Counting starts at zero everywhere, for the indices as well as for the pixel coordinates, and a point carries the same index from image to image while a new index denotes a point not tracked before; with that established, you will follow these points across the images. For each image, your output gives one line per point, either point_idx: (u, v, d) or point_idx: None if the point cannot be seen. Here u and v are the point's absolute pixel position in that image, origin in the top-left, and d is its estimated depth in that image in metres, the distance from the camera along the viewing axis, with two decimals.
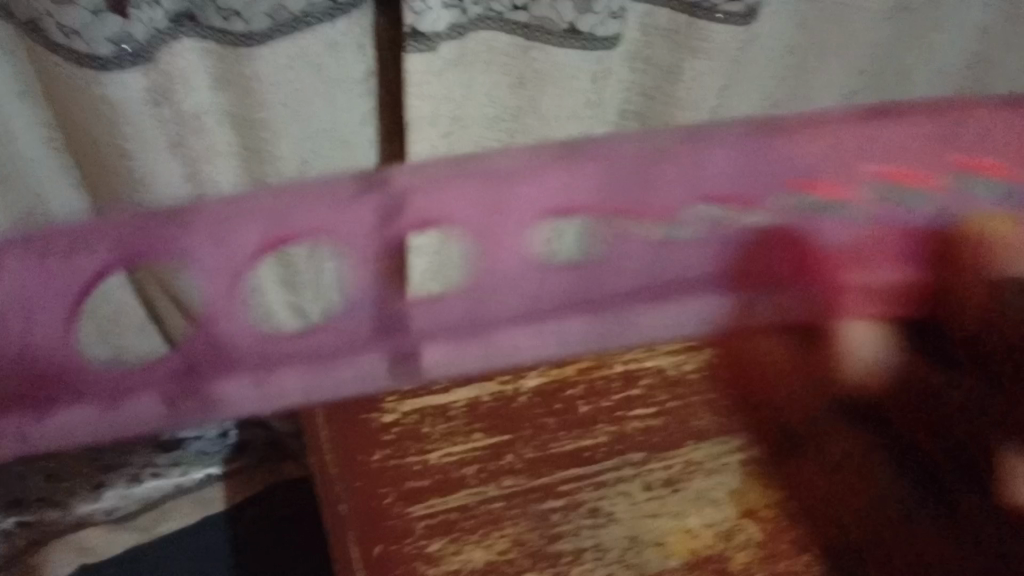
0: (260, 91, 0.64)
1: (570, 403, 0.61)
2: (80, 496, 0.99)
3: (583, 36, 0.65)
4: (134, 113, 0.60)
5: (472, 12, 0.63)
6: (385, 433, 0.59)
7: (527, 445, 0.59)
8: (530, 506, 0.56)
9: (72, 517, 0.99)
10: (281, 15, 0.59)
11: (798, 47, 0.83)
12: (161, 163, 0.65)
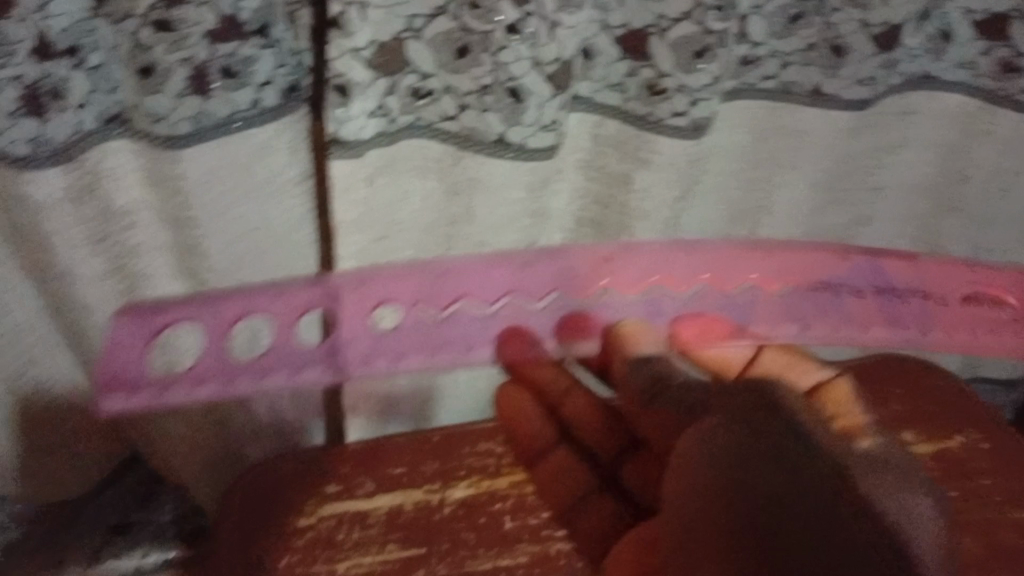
0: (188, 193, 0.65)
1: (474, 505, 0.70)
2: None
3: (515, 145, 0.66)
4: (55, 210, 0.63)
5: (397, 116, 0.65)
6: (298, 538, 0.67)
7: (437, 559, 0.66)
8: None
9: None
10: (207, 117, 0.61)
11: (749, 155, 0.84)
12: (82, 259, 0.68)
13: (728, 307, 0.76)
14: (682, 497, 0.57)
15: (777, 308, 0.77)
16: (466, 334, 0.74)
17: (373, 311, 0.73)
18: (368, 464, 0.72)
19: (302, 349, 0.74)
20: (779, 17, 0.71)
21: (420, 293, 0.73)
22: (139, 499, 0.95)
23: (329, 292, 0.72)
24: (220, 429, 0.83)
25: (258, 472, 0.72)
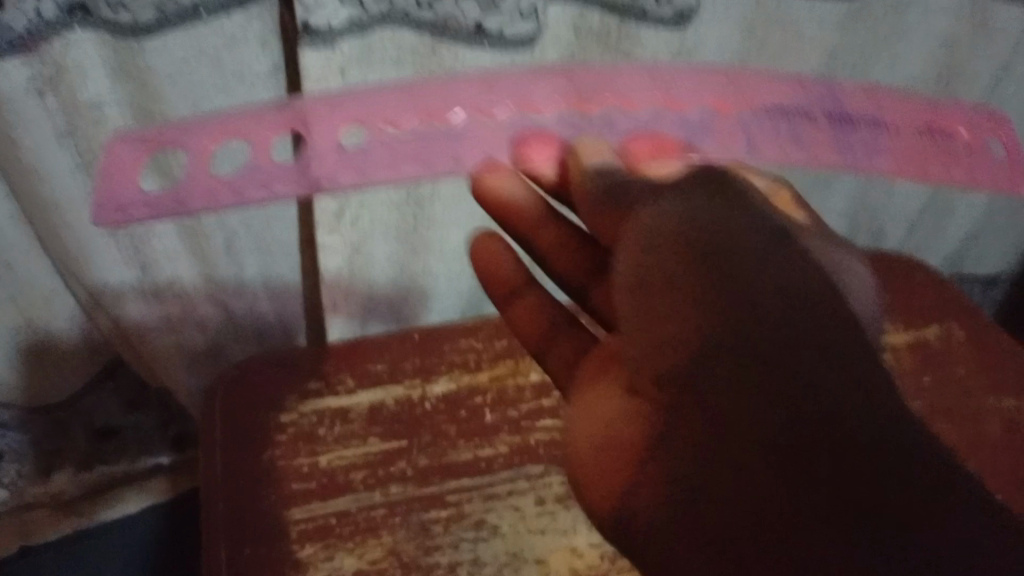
0: (157, 85, 0.64)
1: (454, 401, 0.70)
2: (22, 480, 0.94)
3: (494, 35, 0.65)
4: (23, 102, 0.62)
5: (371, 7, 0.63)
6: (281, 435, 0.67)
7: (418, 451, 0.66)
8: (416, 500, 0.63)
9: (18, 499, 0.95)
10: (171, 7, 0.59)
11: (738, 52, 0.81)
12: (53, 159, 0.66)
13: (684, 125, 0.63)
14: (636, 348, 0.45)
15: (736, 127, 0.64)
16: (410, 147, 0.60)
17: (340, 131, 0.61)
18: (349, 362, 0.73)
19: (287, 166, 0.60)
20: None
21: (375, 111, 0.62)
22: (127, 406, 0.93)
23: (302, 114, 0.62)
24: (205, 330, 0.83)
25: (238, 371, 0.72)
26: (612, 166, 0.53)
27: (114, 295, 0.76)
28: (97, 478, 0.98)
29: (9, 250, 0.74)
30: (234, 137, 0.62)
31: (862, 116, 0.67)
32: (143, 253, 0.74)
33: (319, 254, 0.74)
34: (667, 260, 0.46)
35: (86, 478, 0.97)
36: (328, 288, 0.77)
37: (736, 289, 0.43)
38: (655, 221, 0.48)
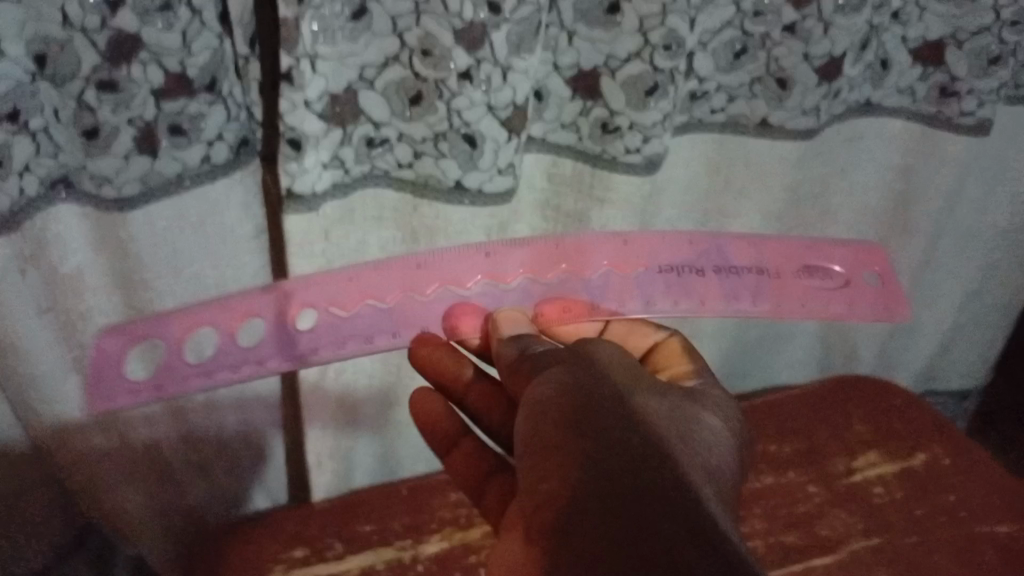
0: (137, 253, 0.64)
1: (449, 558, 0.68)
2: None
3: (474, 191, 0.66)
4: (4, 283, 0.61)
5: (353, 168, 0.64)
6: None
7: None
8: None
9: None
10: (156, 177, 0.59)
11: (701, 187, 0.85)
12: (32, 331, 0.64)
13: (583, 289, 0.67)
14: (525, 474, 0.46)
15: (632, 289, 0.68)
16: (362, 328, 0.64)
17: (295, 318, 0.65)
18: (336, 522, 0.70)
19: (295, 331, 0.65)
20: (724, 53, 0.72)
21: (331, 294, 0.66)
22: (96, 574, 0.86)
23: (284, 297, 0.66)
24: (178, 487, 0.81)
25: (220, 542, 0.69)
26: (526, 334, 0.59)
27: (87, 457, 0.74)
28: None
29: None
30: (252, 318, 0.66)
31: (746, 267, 0.72)
32: (119, 417, 0.73)
33: (303, 416, 0.73)
34: (557, 416, 0.47)
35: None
36: (312, 445, 0.76)
37: (611, 457, 0.43)
38: (553, 376, 0.50)
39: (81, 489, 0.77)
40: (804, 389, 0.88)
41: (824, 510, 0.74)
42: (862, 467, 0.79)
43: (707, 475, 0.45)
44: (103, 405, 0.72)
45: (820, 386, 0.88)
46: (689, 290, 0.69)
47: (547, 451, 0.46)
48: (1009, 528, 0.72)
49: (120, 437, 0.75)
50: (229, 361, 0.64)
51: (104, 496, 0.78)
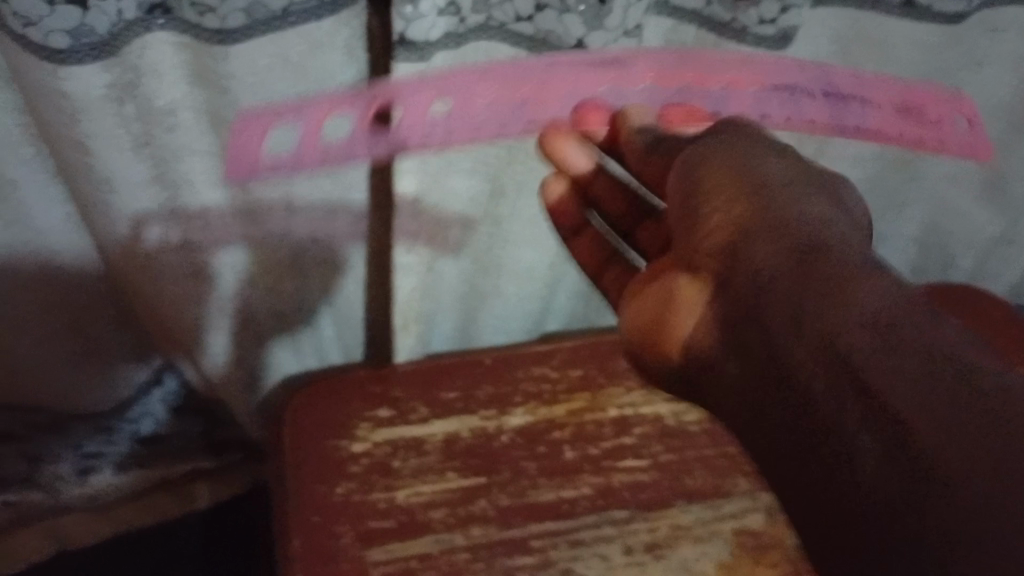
0: (236, 94, 0.60)
1: (538, 429, 0.67)
2: (58, 481, 0.90)
3: (592, 51, 0.61)
4: (100, 109, 0.58)
5: (467, 15, 0.58)
6: (354, 465, 0.64)
7: (501, 491, 0.63)
8: (493, 547, 0.59)
9: (54, 501, 0.91)
10: (260, 7, 0.54)
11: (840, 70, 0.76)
12: (123, 166, 0.63)
13: (707, 101, 0.65)
14: (705, 271, 0.47)
15: (753, 104, 0.65)
16: (490, 116, 0.60)
17: (428, 100, 0.59)
18: (419, 387, 0.69)
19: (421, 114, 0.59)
20: None
21: (468, 86, 0.61)
22: (171, 410, 0.91)
23: (388, 90, 0.59)
24: (259, 343, 0.80)
25: (307, 393, 0.68)
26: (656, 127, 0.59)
27: (176, 300, 0.73)
28: (135, 484, 0.94)
29: (58, 241, 0.72)
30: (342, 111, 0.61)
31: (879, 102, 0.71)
32: (209, 261, 0.71)
33: (393, 276, 0.70)
34: (733, 203, 0.48)
35: (124, 481, 0.93)
36: (400, 312, 0.73)
37: (774, 243, 0.45)
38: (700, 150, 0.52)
39: (165, 332, 0.77)
40: None
41: None
42: None
43: (850, 220, 0.48)
44: (193, 253, 0.69)
45: (922, 289, 0.82)
46: (805, 110, 0.67)
47: (689, 195, 0.50)
48: None
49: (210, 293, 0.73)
50: (315, 156, 0.60)
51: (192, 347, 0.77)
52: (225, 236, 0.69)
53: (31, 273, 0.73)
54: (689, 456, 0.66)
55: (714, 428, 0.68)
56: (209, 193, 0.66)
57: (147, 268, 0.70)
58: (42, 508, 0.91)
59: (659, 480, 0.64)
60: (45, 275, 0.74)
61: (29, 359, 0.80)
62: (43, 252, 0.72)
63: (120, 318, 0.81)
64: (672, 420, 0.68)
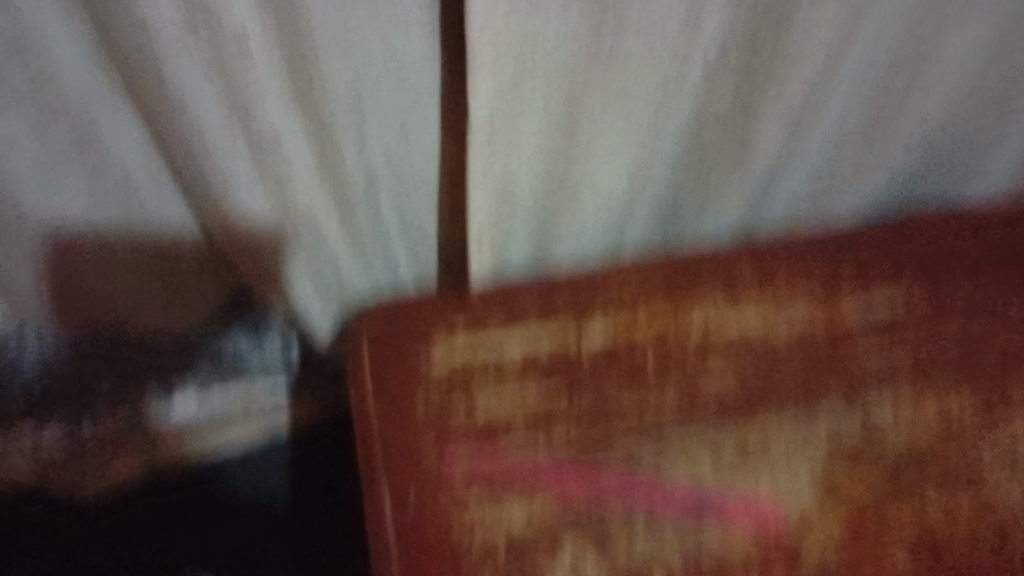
0: (305, 16, 0.58)
1: (627, 330, 0.63)
2: (143, 404, 0.85)
3: None
4: (171, 39, 0.55)
5: None
6: (434, 371, 0.61)
7: (582, 387, 0.61)
8: (575, 452, 0.58)
9: (139, 427, 0.85)
10: None
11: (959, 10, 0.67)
12: (208, 113, 0.61)
13: None
14: None
15: None
16: None
17: None
18: (494, 301, 0.64)
19: None
20: None
21: None
22: (254, 339, 0.87)
23: None
24: (335, 270, 0.78)
25: (380, 314, 0.63)
26: None
27: (247, 224, 0.71)
28: (217, 407, 0.87)
29: (135, 174, 0.72)
30: None
31: None
32: (283, 184, 0.68)
33: (470, 188, 0.67)
34: None
35: (207, 403, 0.86)
36: (474, 224, 0.70)
37: None
38: None
39: (246, 266, 0.77)
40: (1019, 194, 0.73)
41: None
42: None
43: None
44: (270, 183, 0.68)
45: None
46: None
47: None
48: None
49: (289, 220, 0.71)
50: None
51: (273, 279, 0.77)
52: (301, 172, 0.68)
53: (112, 201, 0.75)
54: (780, 366, 0.62)
55: (813, 334, 0.63)
56: (285, 129, 0.64)
57: (224, 199, 0.69)
58: (129, 435, 0.85)
59: (755, 393, 0.60)
60: (125, 205, 0.75)
61: (117, 289, 0.82)
62: (122, 185, 0.73)
63: (200, 257, 0.81)
64: (761, 338, 0.63)
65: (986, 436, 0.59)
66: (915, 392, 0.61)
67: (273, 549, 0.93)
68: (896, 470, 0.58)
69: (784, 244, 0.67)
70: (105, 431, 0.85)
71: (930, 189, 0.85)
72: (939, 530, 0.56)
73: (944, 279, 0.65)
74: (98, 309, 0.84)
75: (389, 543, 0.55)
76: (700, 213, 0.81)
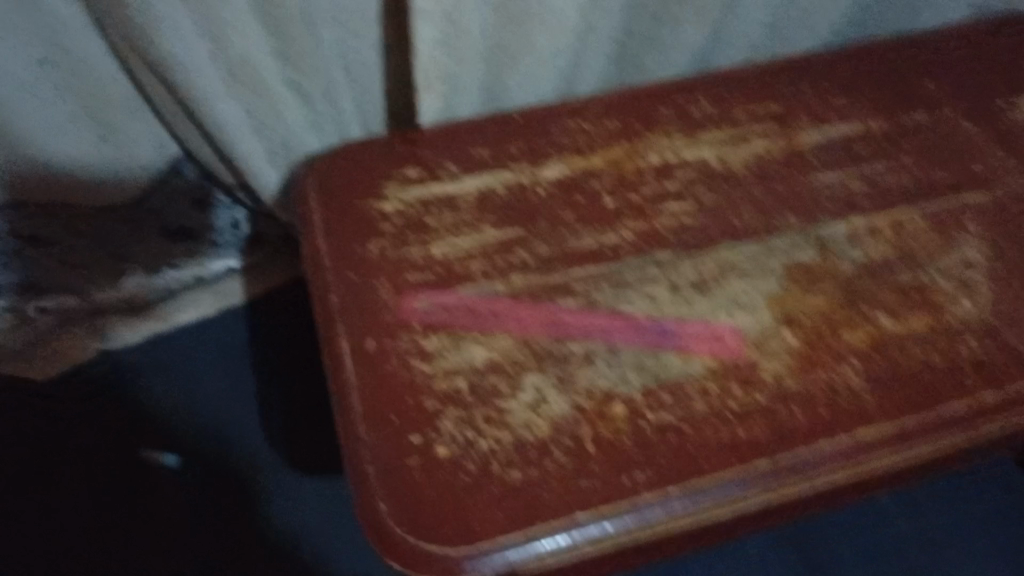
0: None
1: (578, 179, 0.63)
2: (119, 276, 0.90)
3: None
4: None
5: None
6: (387, 224, 0.61)
7: (537, 238, 0.61)
8: (533, 292, 0.58)
9: (123, 298, 0.91)
10: None
11: None
12: None
13: None
14: None
15: None
16: None
17: None
18: (449, 146, 0.65)
19: None
20: None
21: None
22: (194, 203, 0.90)
23: None
24: (282, 125, 0.75)
25: (334, 157, 0.65)
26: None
27: (186, 81, 0.68)
28: (183, 277, 0.92)
29: (59, 20, 0.68)
30: None
31: None
32: (217, 27, 0.65)
33: (413, 25, 0.65)
34: None
35: (176, 272, 0.92)
36: (421, 66, 0.68)
37: None
38: None
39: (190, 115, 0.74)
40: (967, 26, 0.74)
41: (976, 148, 0.65)
42: None
43: None
44: (203, 25, 0.65)
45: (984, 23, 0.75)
46: None
47: None
48: None
49: (230, 66, 0.69)
50: None
51: (217, 134, 0.73)
52: (235, 11, 0.65)
53: (40, 54, 0.70)
54: (734, 195, 0.62)
55: (757, 166, 0.64)
56: None
57: (159, 45, 0.65)
58: (116, 304, 0.91)
59: (707, 223, 0.61)
60: (53, 58, 0.71)
61: (57, 154, 0.79)
62: (47, 33, 0.69)
63: (139, 107, 0.78)
64: (716, 163, 0.64)
65: (938, 252, 0.59)
66: (868, 222, 0.61)
67: (240, 403, 0.89)
68: (848, 286, 0.58)
69: (728, 89, 0.68)
70: (86, 303, 0.90)
71: (893, 13, 0.84)
72: (909, 365, 0.54)
73: (891, 107, 0.67)
74: (38, 178, 0.81)
75: (352, 395, 0.53)
76: (659, 57, 0.79)
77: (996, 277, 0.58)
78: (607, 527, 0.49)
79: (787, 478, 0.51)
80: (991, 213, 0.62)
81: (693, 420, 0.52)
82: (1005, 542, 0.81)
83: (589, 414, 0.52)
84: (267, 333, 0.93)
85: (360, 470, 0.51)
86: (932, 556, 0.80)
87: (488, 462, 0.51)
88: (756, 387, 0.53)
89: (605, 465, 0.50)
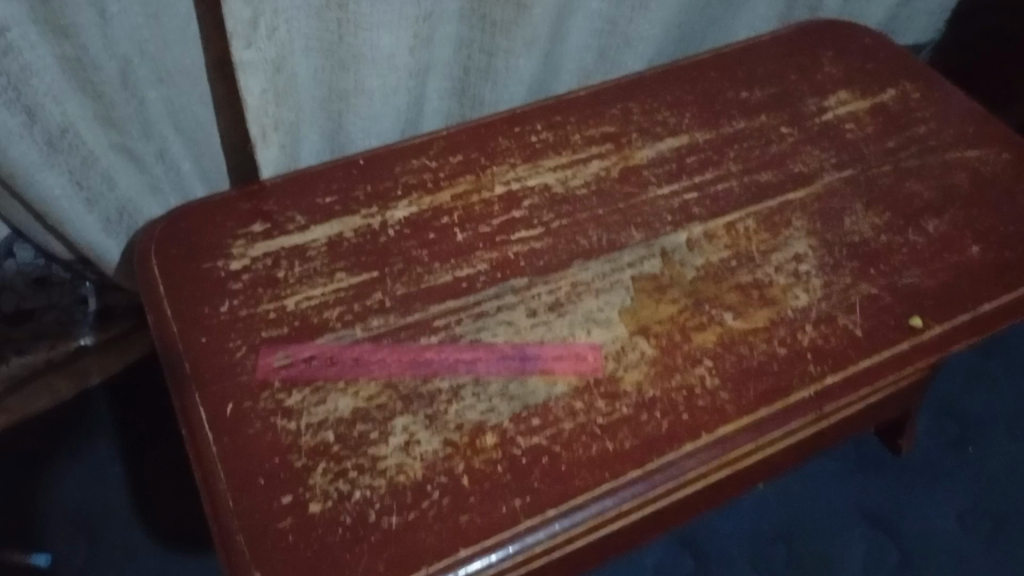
0: None
1: (428, 215, 0.64)
2: None
3: None
4: None
5: None
6: (236, 282, 0.59)
7: (392, 278, 0.60)
8: (394, 333, 0.57)
9: None
10: None
11: None
12: None
13: None
14: None
15: None
16: None
17: None
18: (294, 196, 0.64)
19: None
20: None
21: None
22: (32, 283, 0.81)
23: None
24: (115, 192, 0.72)
25: (174, 221, 0.63)
26: None
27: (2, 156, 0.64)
28: (35, 362, 0.85)
29: None
30: None
31: None
32: (27, 95, 0.62)
33: (239, 77, 0.63)
34: None
35: (26, 359, 0.84)
36: (256, 118, 0.67)
37: None
38: None
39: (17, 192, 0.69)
40: (774, 36, 0.80)
41: (793, 149, 0.70)
42: (836, 106, 0.74)
43: None
44: (17, 98, 0.62)
45: (789, 33, 0.80)
46: None
47: None
48: (977, 153, 0.71)
49: (52, 139, 0.66)
50: None
51: (47, 211, 0.69)
52: (48, 79, 0.63)
53: None
54: (580, 217, 0.64)
55: (597, 185, 0.66)
56: (28, 37, 0.60)
57: None
58: None
59: (558, 246, 0.63)
60: None
61: None
62: None
63: None
64: (560, 187, 0.66)
65: (770, 250, 0.63)
66: (705, 228, 0.64)
67: (109, 491, 0.83)
68: (693, 292, 0.60)
69: (563, 117, 0.71)
70: None
71: (707, 24, 0.89)
72: (758, 358, 0.57)
73: (714, 119, 0.72)
74: None
75: (215, 464, 0.51)
76: (497, 87, 0.80)
77: (825, 267, 0.62)
78: (491, 558, 0.49)
79: (661, 482, 0.52)
80: (814, 209, 0.66)
81: (563, 439, 0.53)
82: (868, 510, 0.86)
83: (460, 449, 0.52)
84: (129, 415, 0.88)
85: (229, 539, 0.48)
86: (807, 535, 0.84)
87: (363, 511, 0.50)
88: (619, 399, 0.55)
89: (481, 497, 0.50)
